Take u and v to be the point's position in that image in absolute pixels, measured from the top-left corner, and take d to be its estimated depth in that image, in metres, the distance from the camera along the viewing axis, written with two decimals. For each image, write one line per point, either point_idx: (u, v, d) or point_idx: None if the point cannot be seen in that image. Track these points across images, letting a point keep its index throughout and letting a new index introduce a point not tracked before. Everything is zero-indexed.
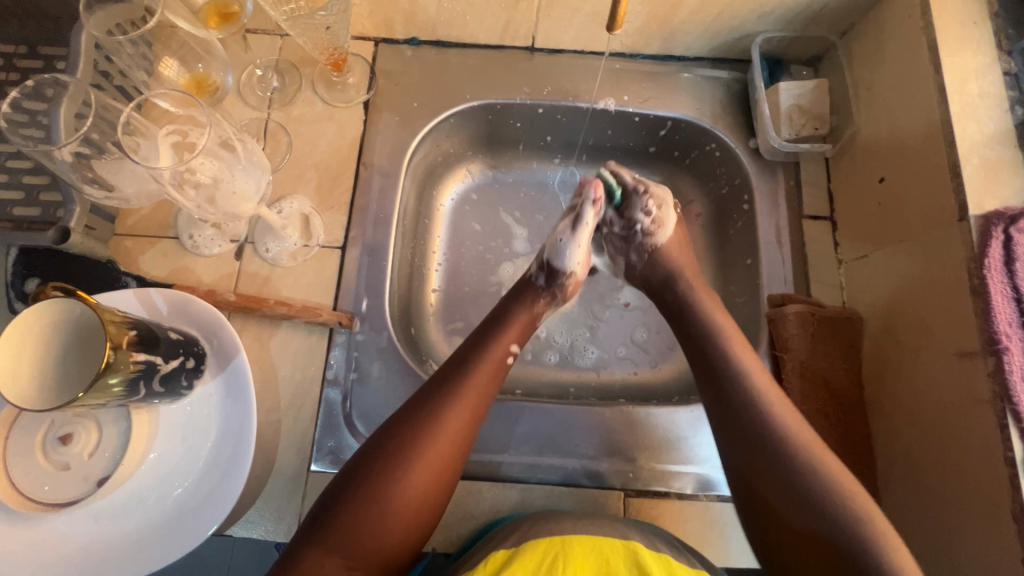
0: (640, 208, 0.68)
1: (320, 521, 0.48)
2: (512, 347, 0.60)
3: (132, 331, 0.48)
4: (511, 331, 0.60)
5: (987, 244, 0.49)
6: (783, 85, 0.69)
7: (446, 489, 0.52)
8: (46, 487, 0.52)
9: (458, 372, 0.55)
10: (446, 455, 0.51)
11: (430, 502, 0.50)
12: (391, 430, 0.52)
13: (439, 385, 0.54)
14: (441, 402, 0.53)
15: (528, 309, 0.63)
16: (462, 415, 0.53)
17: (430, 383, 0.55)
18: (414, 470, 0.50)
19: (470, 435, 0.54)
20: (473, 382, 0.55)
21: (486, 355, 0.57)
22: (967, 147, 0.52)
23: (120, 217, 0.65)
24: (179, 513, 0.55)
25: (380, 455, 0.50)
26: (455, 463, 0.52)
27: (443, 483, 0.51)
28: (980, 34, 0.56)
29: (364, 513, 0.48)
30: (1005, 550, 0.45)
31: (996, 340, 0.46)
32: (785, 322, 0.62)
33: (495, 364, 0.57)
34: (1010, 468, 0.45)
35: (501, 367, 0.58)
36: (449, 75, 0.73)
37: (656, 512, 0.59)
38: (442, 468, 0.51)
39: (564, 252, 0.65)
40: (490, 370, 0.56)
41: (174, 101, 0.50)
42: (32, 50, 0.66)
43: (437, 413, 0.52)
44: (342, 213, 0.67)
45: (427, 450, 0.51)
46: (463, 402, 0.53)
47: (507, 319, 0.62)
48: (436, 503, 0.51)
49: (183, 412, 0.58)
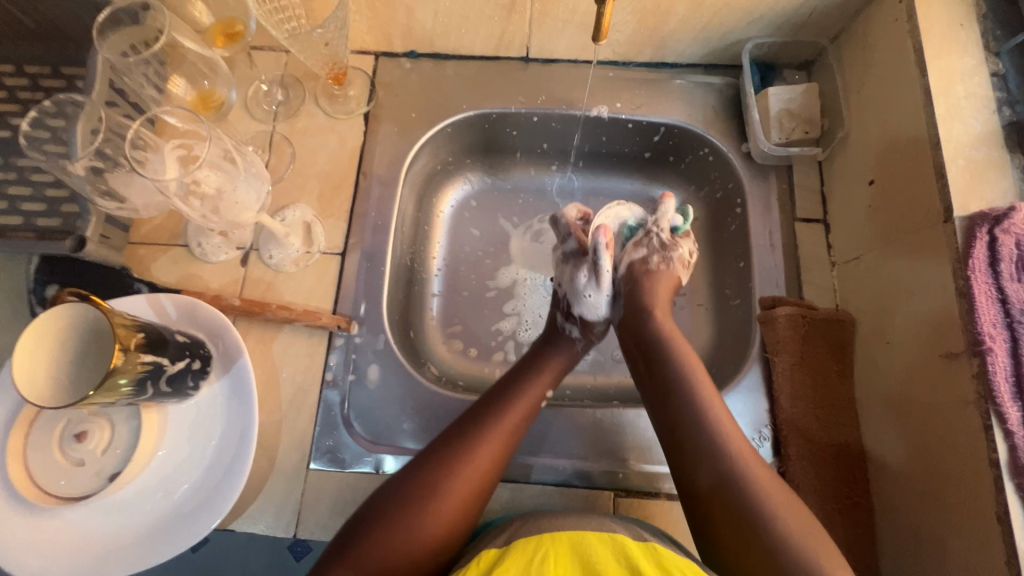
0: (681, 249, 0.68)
1: (348, 540, 0.48)
2: (548, 388, 0.61)
3: (141, 334, 0.51)
4: (548, 369, 0.62)
5: (971, 246, 0.49)
6: (772, 90, 0.70)
7: (472, 522, 0.51)
8: (62, 481, 0.56)
9: (496, 405, 0.57)
10: (481, 486, 0.52)
11: (460, 532, 0.50)
12: (429, 457, 0.52)
13: (477, 417, 0.56)
14: (479, 432, 0.54)
15: (563, 350, 0.65)
16: (498, 447, 0.54)
17: (466, 417, 0.56)
18: (449, 496, 0.50)
19: (501, 470, 0.54)
20: (512, 417, 0.56)
21: (522, 392, 0.59)
22: (953, 149, 0.52)
23: (134, 226, 0.68)
24: (185, 508, 0.58)
25: (417, 480, 0.50)
26: (488, 495, 0.53)
27: (474, 515, 0.51)
28: (967, 36, 0.56)
29: (396, 537, 0.47)
30: (992, 552, 0.44)
31: (981, 341, 0.46)
32: (775, 324, 0.63)
33: (532, 401, 0.58)
34: (993, 469, 0.45)
35: (537, 404, 0.59)
36: (446, 86, 0.76)
37: (645, 513, 0.60)
38: (475, 499, 0.51)
39: (594, 305, 0.65)
40: (525, 408, 0.58)
41: (179, 117, 0.53)
42: (56, 70, 0.71)
43: (476, 443, 0.53)
44: (342, 220, 0.70)
45: (463, 473, 0.51)
46: (499, 436, 0.54)
47: (545, 359, 0.63)
48: (466, 533, 0.51)
49: (190, 412, 0.61)
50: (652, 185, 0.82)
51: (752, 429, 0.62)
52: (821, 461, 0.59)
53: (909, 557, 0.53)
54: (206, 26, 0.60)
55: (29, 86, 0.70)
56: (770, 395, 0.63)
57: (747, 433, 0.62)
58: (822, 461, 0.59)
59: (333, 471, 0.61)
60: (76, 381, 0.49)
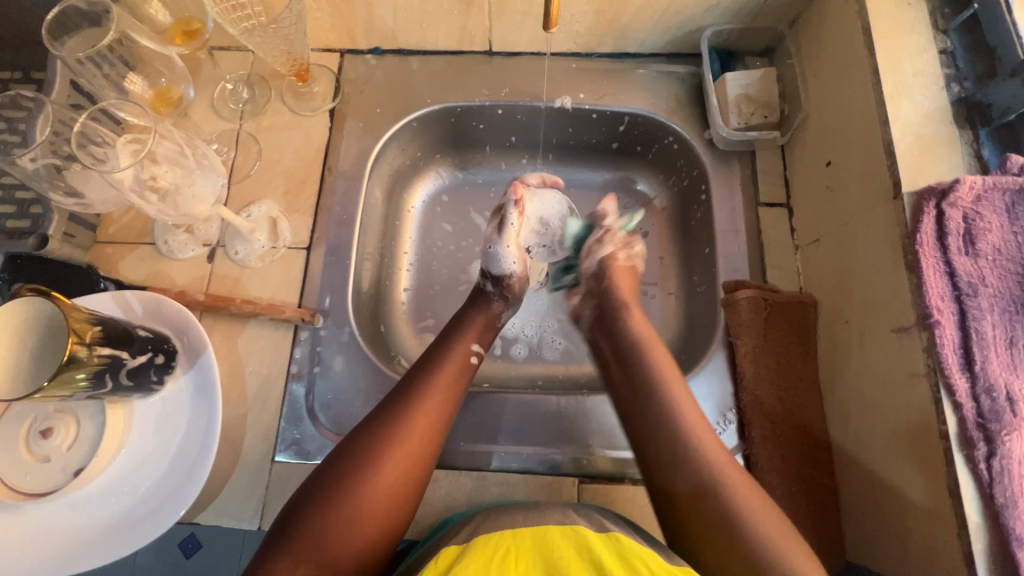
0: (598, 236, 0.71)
1: (288, 530, 0.48)
2: (475, 348, 0.62)
3: (97, 327, 0.52)
4: (470, 332, 0.63)
5: (918, 220, 0.49)
6: (730, 75, 0.70)
7: (415, 491, 0.52)
8: (28, 478, 0.56)
9: (421, 376, 0.57)
10: (415, 458, 0.52)
11: (402, 501, 0.51)
12: (357, 437, 0.52)
13: (401, 390, 0.56)
14: (405, 405, 0.54)
15: (486, 311, 0.66)
16: (427, 418, 0.54)
17: (393, 389, 0.56)
18: (380, 473, 0.50)
19: (436, 437, 0.55)
20: (437, 382, 0.57)
21: (447, 358, 0.59)
22: (902, 125, 0.52)
23: (102, 225, 0.69)
24: (150, 502, 0.58)
25: (346, 460, 0.51)
26: (423, 466, 0.53)
27: (412, 487, 0.52)
28: (914, 14, 0.56)
29: (331, 520, 0.48)
30: (942, 526, 0.44)
31: (929, 315, 0.46)
32: (736, 308, 0.63)
33: (457, 366, 0.59)
34: (944, 442, 0.44)
35: (463, 369, 0.59)
36: (411, 82, 0.76)
37: (609, 499, 0.60)
38: (410, 472, 0.52)
39: (500, 254, 0.68)
40: (453, 373, 0.58)
41: (132, 111, 0.53)
42: (27, 74, 0.72)
43: (402, 417, 0.53)
44: (308, 215, 0.71)
45: (395, 447, 0.52)
46: (428, 405, 0.55)
47: (464, 322, 0.64)
48: (405, 507, 0.51)
49: (156, 407, 0.61)
50: (621, 175, 0.82)
51: (716, 413, 0.62)
52: (783, 442, 0.59)
53: (872, 535, 0.53)
54: (164, 25, 0.60)
55: None
56: (734, 378, 0.63)
57: (712, 416, 0.62)
58: (785, 443, 0.59)
59: (297, 463, 0.61)
60: (34, 375, 0.50)
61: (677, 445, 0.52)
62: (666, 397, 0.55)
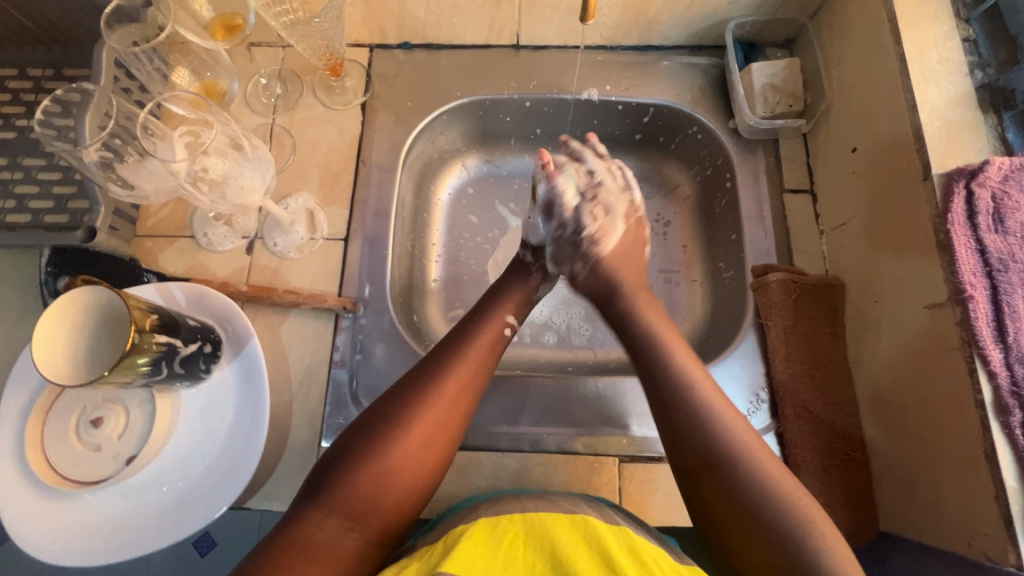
0: (584, 217, 0.66)
1: (321, 485, 0.50)
2: (510, 319, 0.62)
3: (154, 316, 0.53)
4: (506, 304, 0.63)
5: (949, 201, 0.51)
6: (756, 65, 0.72)
7: (446, 454, 0.54)
8: (79, 467, 0.57)
9: (456, 347, 0.58)
10: (446, 421, 0.54)
11: (432, 461, 0.53)
12: (394, 400, 0.54)
13: (436, 359, 0.57)
14: (440, 374, 0.55)
15: (524, 285, 0.66)
16: (461, 384, 0.56)
17: (429, 356, 0.58)
18: (412, 435, 0.52)
19: (469, 404, 0.56)
20: (474, 351, 0.58)
21: (483, 328, 0.60)
22: (930, 110, 0.55)
23: (141, 219, 0.70)
24: (202, 487, 0.59)
25: (382, 419, 0.52)
26: (452, 432, 0.54)
27: (441, 453, 0.53)
28: (937, 4, 0.58)
29: (363, 476, 0.49)
30: (980, 491, 0.46)
31: (962, 290, 0.49)
32: (767, 290, 0.65)
33: (491, 339, 0.60)
34: (980, 410, 0.47)
35: (496, 342, 0.60)
36: (440, 76, 0.78)
37: (650, 477, 0.61)
38: (440, 437, 0.53)
39: (539, 224, 0.69)
40: (488, 343, 0.59)
41: (186, 105, 0.56)
42: (58, 71, 0.72)
43: (437, 385, 0.54)
44: (344, 207, 0.72)
45: (430, 410, 0.53)
46: (463, 372, 0.56)
47: (504, 294, 0.64)
48: (433, 470, 0.53)
49: (203, 396, 0.62)
50: (645, 166, 0.84)
51: (749, 392, 0.64)
52: (816, 419, 0.61)
53: (906, 504, 0.55)
54: (209, 20, 0.62)
55: (33, 88, 0.72)
56: (765, 359, 0.65)
57: (746, 396, 0.64)
58: (819, 419, 0.61)
59: None
60: (95, 362, 0.51)
61: (697, 422, 0.51)
62: (679, 371, 0.54)
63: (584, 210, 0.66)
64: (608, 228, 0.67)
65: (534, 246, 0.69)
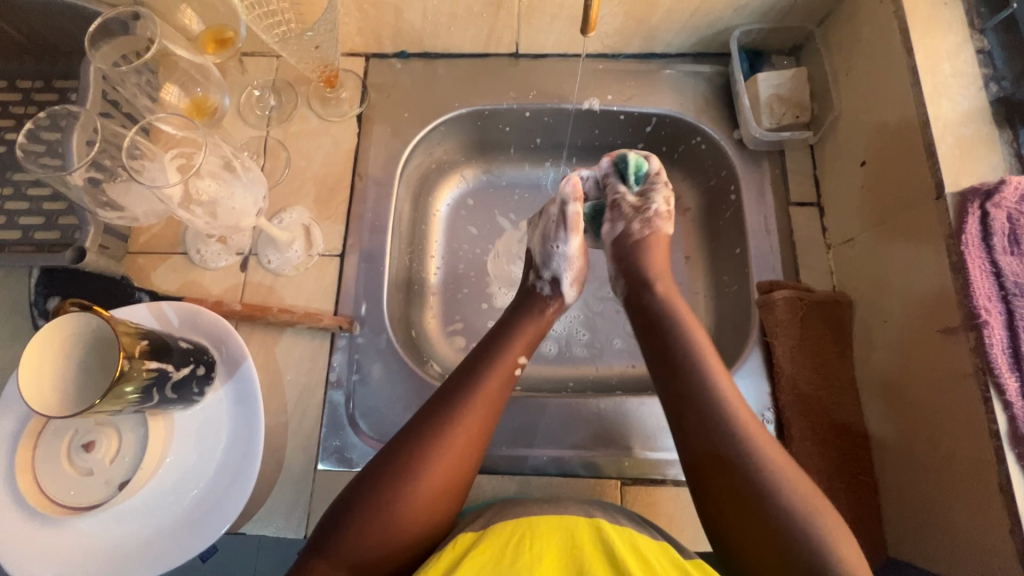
0: (657, 193, 0.66)
1: (328, 534, 0.49)
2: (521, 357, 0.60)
3: (144, 341, 0.51)
4: (515, 337, 0.61)
5: (964, 221, 0.49)
6: (762, 76, 0.71)
7: (453, 500, 0.52)
8: (71, 492, 0.55)
9: (466, 386, 0.55)
10: (454, 469, 0.51)
11: (438, 509, 0.50)
12: (402, 444, 0.52)
13: (448, 398, 0.55)
14: (450, 415, 0.53)
15: (535, 317, 0.63)
16: (471, 427, 0.53)
17: (440, 395, 0.56)
18: (422, 483, 0.50)
19: (479, 448, 0.54)
20: (484, 393, 0.55)
21: (493, 366, 0.58)
22: (942, 126, 0.52)
23: (133, 235, 0.69)
24: (194, 514, 0.58)
25: (388, 468, 0.51)
26: (462, 480, 0.52)
27: (451, 497, 0.51)
28: (951, 14, 0.56)
29: (368, 529, 0.48)
30: (996, 530, 0.45)
31: (977, 315, 0.47)
32: (774, 308, 0.63)
33: (502, 376, 0.57)
34: (994, 441, 0.45)
35: (508, 377, 0.58)
36: (438, 86, 0.76)
37: (652, 499, 0.60)
38: (449, 485, 0.51)
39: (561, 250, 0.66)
40: (498, 381, 0.57)
41: (175, 124, 0.55)
42: (48, 84, 0.69)
43: (445, 427, 0.52)
44: (340, 222, 0.71)
45: (437, 458, 0.51)
46: (475, 415, 0.54)
47: (510, 326, 0.62)
48: (444, 514, 0.51)
49: (196, 417, 0.60)
50: None
51: (753, 413, 0.62)
52: (825, 444, 0.59)
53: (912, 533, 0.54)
54: (197, 33, 0.64)
55: (22, 101, 0.69)
56: (771, 378, 0.63)
57: None
58: (826, 443, 0.59)
59: (340, 470, 0.62)
60: (85, 390, 0.49)
61: (703, 445, 0.50)
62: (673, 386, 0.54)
63: (656, 187, 0.66)
64: (670, 215, 0.66)
65: (551, 274, 0.66)
